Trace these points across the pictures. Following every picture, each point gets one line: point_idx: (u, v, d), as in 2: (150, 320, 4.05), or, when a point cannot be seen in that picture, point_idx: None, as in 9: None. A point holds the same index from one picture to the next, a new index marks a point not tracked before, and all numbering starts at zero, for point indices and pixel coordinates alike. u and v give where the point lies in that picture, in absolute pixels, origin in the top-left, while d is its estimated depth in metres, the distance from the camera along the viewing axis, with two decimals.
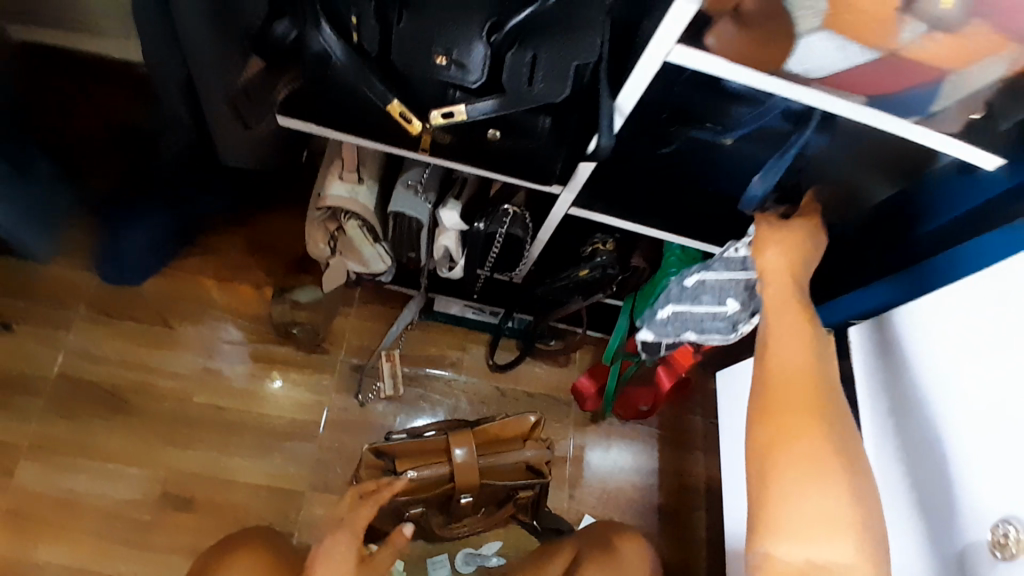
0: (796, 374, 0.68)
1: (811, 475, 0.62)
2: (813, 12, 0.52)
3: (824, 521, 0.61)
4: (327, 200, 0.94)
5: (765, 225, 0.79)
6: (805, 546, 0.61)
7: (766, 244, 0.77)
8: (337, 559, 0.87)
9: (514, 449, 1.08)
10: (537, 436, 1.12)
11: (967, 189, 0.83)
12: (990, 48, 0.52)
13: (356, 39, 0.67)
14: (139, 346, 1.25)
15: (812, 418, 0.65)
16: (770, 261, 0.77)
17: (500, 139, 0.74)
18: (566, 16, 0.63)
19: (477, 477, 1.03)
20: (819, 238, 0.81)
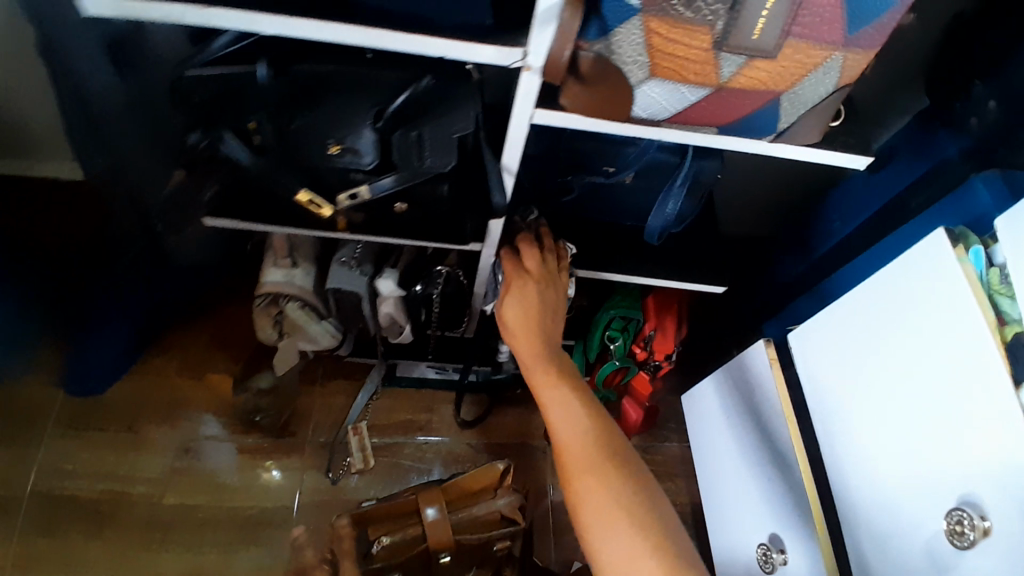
0: (569, 444, 0.76)
1: (612, 515, 0.70)
2: (638, 66, 0.57)
3: (635, 548, 0.67)
4: (266, 288, 1.00)
5: (511, 277, 0.86)
6: (615, 530, 0.69)
7: (506, 301, 0.85)
8: None
9: (485, 500, 1.12)
10: (509, 483, 1.13)
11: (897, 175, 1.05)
12: (806, 67, 0.57)
13: (258, 142, 0.72)
14: (105, 455, 1.26)
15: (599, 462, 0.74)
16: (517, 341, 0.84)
17: (406, 210, 0.79)
18: (442, 96, 0.68)
19: (450, 532, 1.06)
20: (549, 281, 0.86)
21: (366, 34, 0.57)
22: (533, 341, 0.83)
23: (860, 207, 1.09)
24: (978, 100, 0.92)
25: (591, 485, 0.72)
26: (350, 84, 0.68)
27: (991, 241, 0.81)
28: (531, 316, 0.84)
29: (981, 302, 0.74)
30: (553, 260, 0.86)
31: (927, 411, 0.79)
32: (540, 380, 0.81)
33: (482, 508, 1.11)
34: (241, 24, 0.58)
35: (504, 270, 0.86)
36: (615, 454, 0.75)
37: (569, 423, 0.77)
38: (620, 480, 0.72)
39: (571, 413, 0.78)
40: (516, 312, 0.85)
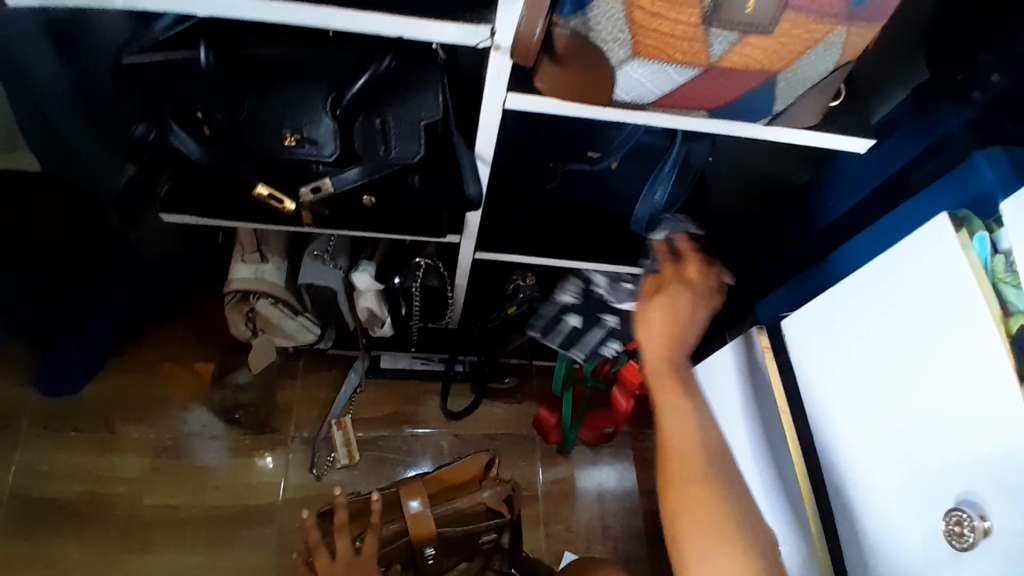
0: (680, 450, 0.73)
1: (714, 543, 0.66)
2: (618, 44, 0.51)
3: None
4: (234, 285, 0.94)
5: (670, 282, 0.80)
6: (713, 552, 0.66)
7: (647, 307, 0.80)
8: None
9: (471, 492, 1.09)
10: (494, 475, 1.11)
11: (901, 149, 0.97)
12: (807, 43, 0.52)
13: (208, 131, 0.67)
14: (81, 457, 1.22)
15: (706, 482, 0.70)
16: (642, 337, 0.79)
17: (376, 204, 0.73)
18: (404, 79, 0.65)
19: (434, 525, 1.02)
20: (699, 299, 0.79)
21: (311, 12, 0.53)
22: (665, 352, 0.78)
23: (856, 184, 1.02)
24: (981, 69, 0.87)
25: (694, 499, 0.69)
26: (303, 66, 0.64)
27: (996, 226, 0.75)
28: (671, 329, 0.78)
29: (986, 293, 0.69)
30: (714, 276, 0.80)
31: (924, 405, 0.75)
32: (658, 381, 0.77)
33: (465, 502, 1.08)
34: (172, 5, 0.55)
35: (662, 270, 0.82)
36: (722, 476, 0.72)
37: (686, 439, 0.73)
38: (718, 499, 0.69)
39: (686, 424, 0.74)
40: (659, 315, 0.78)
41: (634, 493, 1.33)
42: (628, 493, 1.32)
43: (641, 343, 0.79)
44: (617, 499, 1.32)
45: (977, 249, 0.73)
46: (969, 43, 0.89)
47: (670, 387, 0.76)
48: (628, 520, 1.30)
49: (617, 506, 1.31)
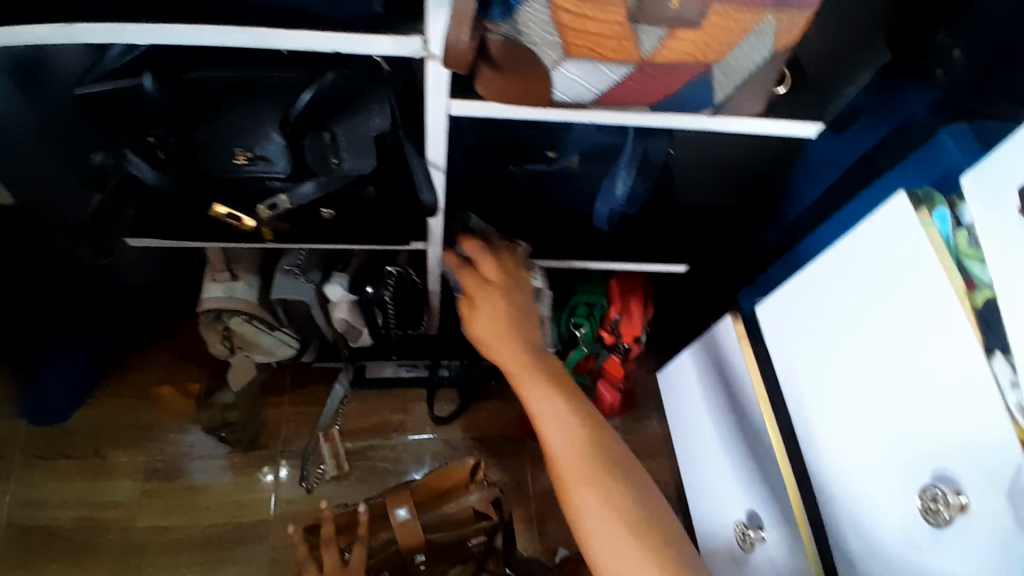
0: (562, 457, 0.73)
1: (618, 548, 0.67)
2: (550, 46, 0.52)
3: None
4: (206, 304, 0.95)
5: (473, 283, 0.82)
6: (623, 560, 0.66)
7: (472, 313, 0.81)
8: None
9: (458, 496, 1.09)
10: (480, 478, 1.11)
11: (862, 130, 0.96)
12: (736, 34, 0.52)
13: (162, 156, 0.66)
14: (72, 485, 1.22)
15: (589, 481, 0.71)
16: (484, 348, 0.80)
17: (335, 216, 0.73)
18: (349, 92, 0.65)
19: (421, 532, 1.02)
20: (511, 289, 0.82)
21: (246, 33, 0.54)
22: (508, 344, 0.79)
23: (827, 168, 1.00)
24: (943, 47, 0.86)
25: (592, 501, 0.70)
26: (250, 85, 0.64)
27: (958, 200, 0.75)
28: (503, 320, 0.80)
29: (948, 270, 0.69)
30: (515, 262, 0.84)
31: (893, 383, 0.76)
32: (522, 381, 0.77)
33: (452, 506, 1.08)
34: (111, 38, 0.56)
35: (460, 274, 0.83)
36: (611, 461, 0.73)
37: (565, 438, 0.74)
38: (612, 487, 0.71)
39: (562, 419, 0.75)
40: (489, 329, 0.80)
41: None
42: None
43: (491, 354, 0.80)
44: None
45: (938, 226, 0.72)
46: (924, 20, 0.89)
47: (538, 386, 0.76)
48: None
49: None
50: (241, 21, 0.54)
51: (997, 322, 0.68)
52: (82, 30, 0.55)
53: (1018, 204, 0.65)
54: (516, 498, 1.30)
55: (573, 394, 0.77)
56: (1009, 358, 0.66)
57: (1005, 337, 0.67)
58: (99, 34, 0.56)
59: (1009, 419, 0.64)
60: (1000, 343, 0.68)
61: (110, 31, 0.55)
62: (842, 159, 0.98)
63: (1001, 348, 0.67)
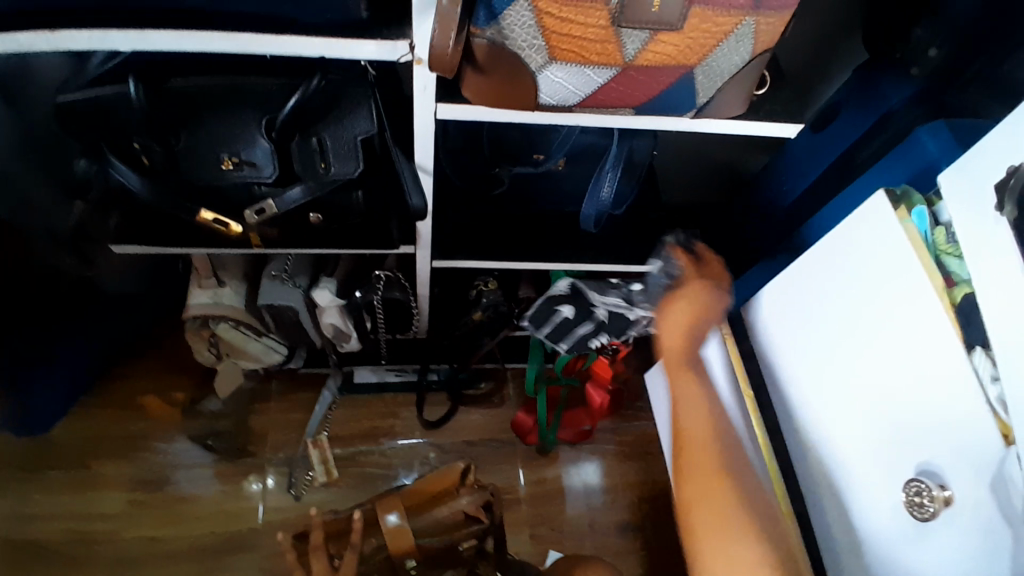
0: (692, 431, 0.79)
1: (723, 536, 0.71)
2: (535, 50, 0.53)
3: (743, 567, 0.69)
4: (192, 311, 0.94)
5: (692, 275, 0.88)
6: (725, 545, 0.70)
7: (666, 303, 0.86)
8: None
9: (449, 501, 1.09)
10: (471, 482, 1.11)
11: (844, 125, 0.96)
12: (716, 37, 0.53)
13: (147, 163, 0.66)
14: (55, 498, 1.20)
15: (715, 481, 0.74)
16: (664, 348, 0.85)
17: (323, 221, 0.73)
18: (333, 98, 0.64)
19: (413, 538, 1.02)
20: (721, 283, 0.87)
21: (232, 39, 0.55)
22: (682, 340, 0.84)
23: (808, 165, 1.01)
24: (919, 45, 0.86)
25: (707, 494, 0.74)
26: (234, 90, 0.63)
27: (935, 199, 0.78)
28: (700, 310, 0.84)
29: (926, 265, 0.71)
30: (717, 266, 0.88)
31: (877, 381, 0.77)
32: (676, 373, 0.83)
33: (444, 511, 1.08)
34: (97, 45, 0.56)
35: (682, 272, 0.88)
36: (737, 464, 0.76)
37: (702, 424, 0.79)
38: (731, 490, 0.73)
39: (696, 413, 0.80)
40: (672, 328, 0.85)
41: (617, 488, 1.34)
42: (611, 488, 1.33)
43: (666, 353, 0.84)
44: (601, 496, 1.32)
45: (916, 223, 0.74)
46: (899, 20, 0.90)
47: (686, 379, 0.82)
48: (612, 515, 1.30)
49: (602, 503, 1.31)
50: (225, 29, 0.54)
51: (977, 318, 0.70)
52: (65, 36, 0.54)
53: (994, 204, 0.66)
54: (507, 500, 1.30)
55: (715, 401, 0.81)
56: (988, 352, 0.68)
57: (985, 333, 0.69)
58: (82, 41, 0.55)
59: (991, 413, 0.65)
60: (980, 339, 0.70)
61: (94, 38, 0.55)
62: (826, 156, 0.98)
63: (981, 343, 0.69)
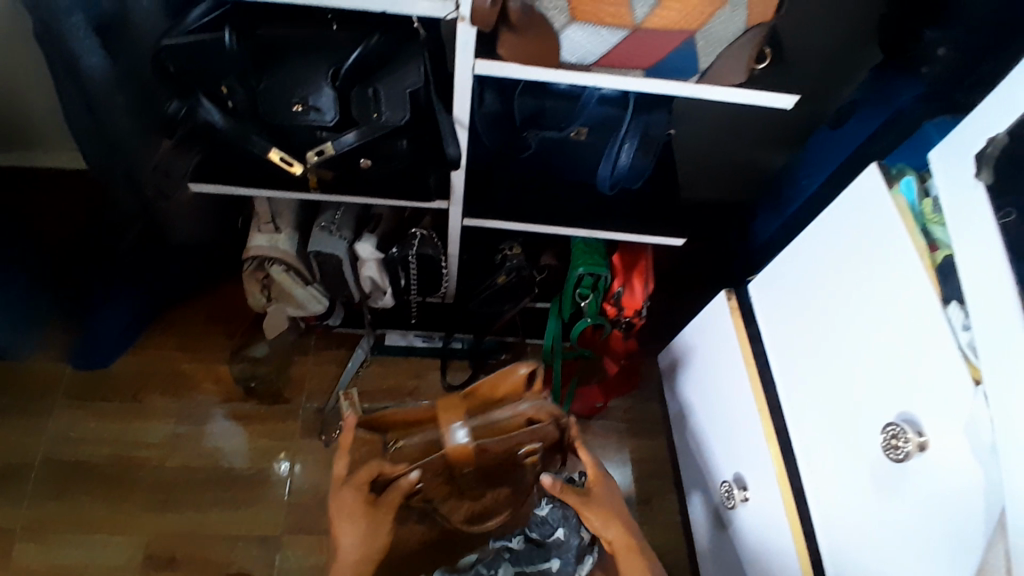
0: None
1: None
2: (559, 11, 0.63)
3: None
4: (252, 251, 1.06)
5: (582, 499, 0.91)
6: None
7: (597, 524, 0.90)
8: (346, 510, 0.87)
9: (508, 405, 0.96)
10: (536, 389, 1.00)
11: (859, 124, 1.05)
12: (711, 7, 0.63)
13: (231, 105, 0.79)
14: (114, 424, 1.34)
15: None
16: (614, 542, 0.90)
17: (371, 166, 0.84)
18: (389, 55, 0.76)
19: (471, 443, 0.91)
20: (612, 494, 0.94)
21: None
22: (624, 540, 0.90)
23: (826, 159, 1.08)
24: (930, 45, 0.95)
25: None
26: (305, 45, 0.75)
27: (928, 176, 0.83)
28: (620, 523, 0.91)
29: (910, 230, 0.76)
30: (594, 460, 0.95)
31: (866, 338, 0.83)
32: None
33: (504, 413, 0.95)
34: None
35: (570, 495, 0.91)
36: None
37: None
38: None
39: None
40: (616, 529, 0.90)
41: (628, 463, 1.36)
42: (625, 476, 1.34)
43: (615, 547, 0.90)
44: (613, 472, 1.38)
45: (904, 193, 0.80)
46: (915, 17, 0.97)
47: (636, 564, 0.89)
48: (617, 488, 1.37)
49: None
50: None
51: (954, 276, 0.74)
52: None
53: (973, 170, 0.71)
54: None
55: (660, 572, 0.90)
56: (962, 305, 0.72)
57: (960, 288, 0.73)
58: None
59: (962, 359, 0.70)
60: (956, 295, 0.74)
61: None
62: (841, 154, 1.06)
63: (957, 298, 0.73)
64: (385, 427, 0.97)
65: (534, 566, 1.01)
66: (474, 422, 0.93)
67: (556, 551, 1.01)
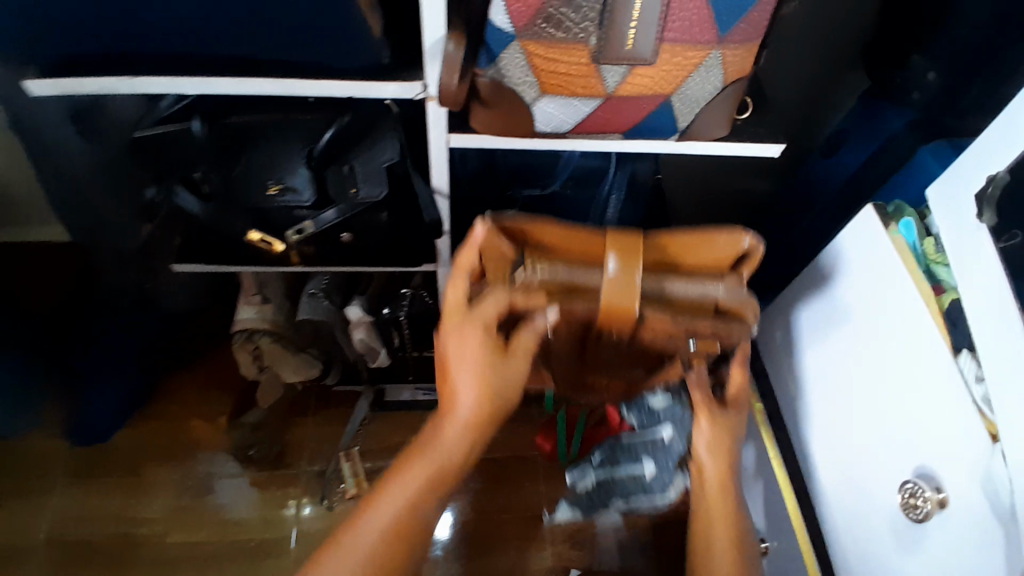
0: None
1: None
2: (528, 85, 0.62)
3: None
4: (240, 324, 1.05)
5: (703, 425, 0.73)
6: None
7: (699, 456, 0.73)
8: (459, 344, 0.67)
9: (706, 281, 0.66)
10: (746, 272, 0.68)
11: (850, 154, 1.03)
12: (686, 70, 0.61)
13: (205, 190, 0.78)
14: (113, 501, 1.31)
15: None
16: (708, 473, 0.73)
17: (353, 239, 0.83)
18: (361, 131, 0.78)
19: (638, 309, 0.63)
20: (737, 431, 0.75)
21: (275, 83, 0.67)
22: (719, 492, 0.73)
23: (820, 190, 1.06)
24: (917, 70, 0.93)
25: None
26: (283, 128, 0.79)
27: (927, 212, 0.81)
28: (729, 457, 0.73)
29: (912, 275, 0.74)
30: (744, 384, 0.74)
31: (873, 385, 0.80)
32: (716, 523, 0.72)
33: (695, 288, 0.67)
34: (167, 88, 0.68)
35: (697, 419, 0.74)
36: None
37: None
38: None
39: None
40: (718, 461, 0.73)
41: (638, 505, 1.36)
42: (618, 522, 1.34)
43: (705, 485, 0.73)
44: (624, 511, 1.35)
45: (903, 234, 0.78)
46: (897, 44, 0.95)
47: (721, 513, 0.72)
48: (631, 535, 1.33)
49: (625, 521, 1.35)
50: (265, 73, 0.67)
51: (963, 322, 0.72)
52: (144, 82, 0.67)
53: (974, 212, 0.69)
54: (510, 515, 1.35)
55: (749, 533, 0.72)
56: (974, 355, 0.70)
57: (970, 336, 0.71)
58: (154, 85, 0.68)
59: (978, 412, 0.68)
60: (966, 342, 0.71)
61: (164, 83, 0.68)
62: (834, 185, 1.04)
63: (967, 346, 0.71)
64: (523, 241, 0.68)
65: (624, 496, 1.12)
66: (660, 284, 0.66)
67: (658, 487, 1.07)
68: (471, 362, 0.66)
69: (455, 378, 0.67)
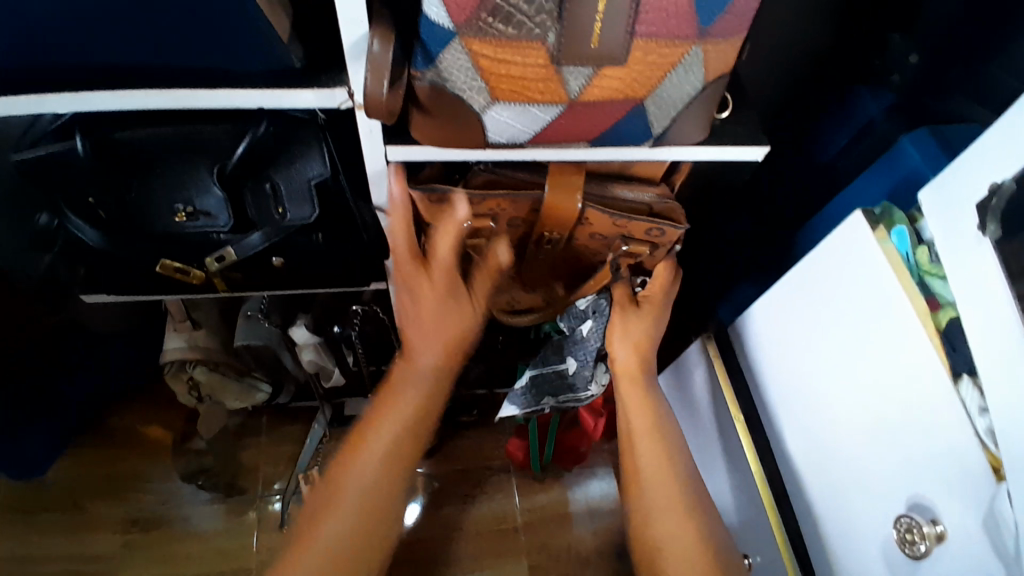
0: (640, 478, 0.83)
1: (665, 518, 0.80)
2: (475, 91, 0.53)
3: (678, 546, 0.78)
4: (167, 356, 0.93)
5: (619, 321, 0.85)
6: (665, 528, 0.79)
7: (614, 345, 0.86)
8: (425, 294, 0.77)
9: (632, 188, 0.78)
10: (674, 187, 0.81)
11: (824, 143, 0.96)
12: (660, 71, 0.53)
13: (102, 216, 0.69)
14: (47, 541, 1.19)
15: (676, 505, 0.80)
16: (620, 362, 0.86)
17: (285, 263, 0.74)
18: (282, 143, 0.66)
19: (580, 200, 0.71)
20: (658, 314, 0.87)
21: (166, 95, 0.60)
22: (637, 377, 0.86)
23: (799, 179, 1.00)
24: (899, 52, 0.86)
25: (662, 524, 0.80)
26: (180, 141, 0.64)
27: (917, 215, 0.74)
28: (641, 340, 0.86)
29: (910, 294, 0.66)
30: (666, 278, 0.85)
31: (864, 404, 0.74)
32: (628, 392, 0.86)
33: (629, 195, 0.77)
34: (33, 107, 0.60)
35: (612, 313, 0.86)
36: (673, 459, 0.84)
37: (663, 482, 0.82)
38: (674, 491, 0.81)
39: (647, 444, 0.84)
40: (630, 352, 0.86)
41: (617, 510, 1.31)
42: (610, 487, 1.33)
43: (619, 370, 0.86)
44: (603, 515, 1.30)
45: (897, 243, 0.71)
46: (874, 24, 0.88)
47: (635, 391, 0.86)
48: (613, 541, 1.28)
49: (606, 527, 1.29)
50: (158, 86, 0.60)
51: (963, 344, 0.65)
52: (4, 102, 0.59)
53: (976, 223, 0.61)
54: (484, 529, 1.28)
55: (664, 406, 0.87)
56: (976, 384, 0.63)
57: (971, 360, 0.64)
58: (19, 104, 0.60)
59: (983, 449, 0.62)
60: (966, 366, 0.65)
61: (29, 102, 0.59)
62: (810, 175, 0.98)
63: (968, 371, 0.65)
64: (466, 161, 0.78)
65: (554, 394, 0.98)
66: (597, 193, 0.76)
67: (581, 383, 0.96)
68: (433, 309, 0.77)
69: (428, 335, 0.78)
